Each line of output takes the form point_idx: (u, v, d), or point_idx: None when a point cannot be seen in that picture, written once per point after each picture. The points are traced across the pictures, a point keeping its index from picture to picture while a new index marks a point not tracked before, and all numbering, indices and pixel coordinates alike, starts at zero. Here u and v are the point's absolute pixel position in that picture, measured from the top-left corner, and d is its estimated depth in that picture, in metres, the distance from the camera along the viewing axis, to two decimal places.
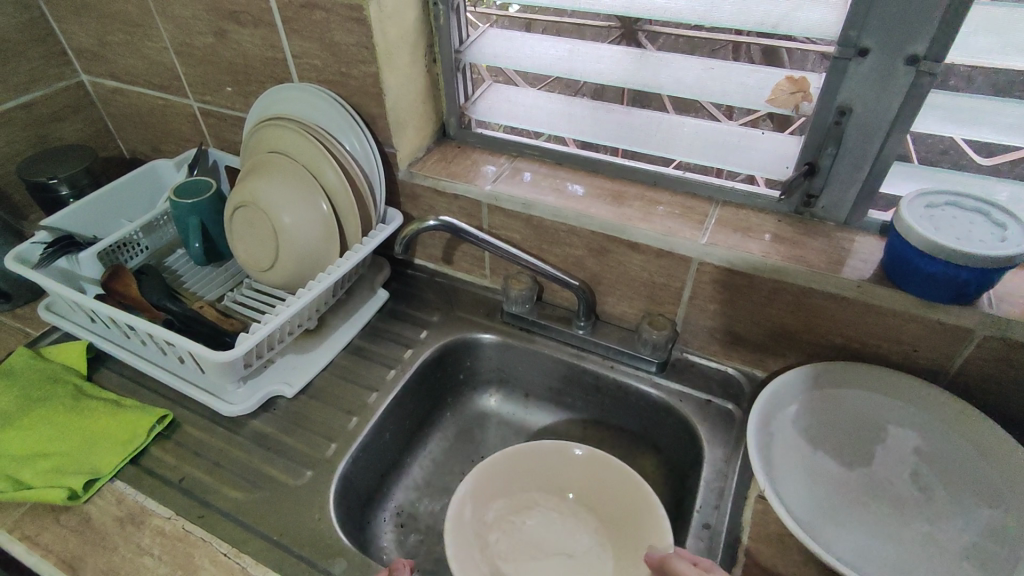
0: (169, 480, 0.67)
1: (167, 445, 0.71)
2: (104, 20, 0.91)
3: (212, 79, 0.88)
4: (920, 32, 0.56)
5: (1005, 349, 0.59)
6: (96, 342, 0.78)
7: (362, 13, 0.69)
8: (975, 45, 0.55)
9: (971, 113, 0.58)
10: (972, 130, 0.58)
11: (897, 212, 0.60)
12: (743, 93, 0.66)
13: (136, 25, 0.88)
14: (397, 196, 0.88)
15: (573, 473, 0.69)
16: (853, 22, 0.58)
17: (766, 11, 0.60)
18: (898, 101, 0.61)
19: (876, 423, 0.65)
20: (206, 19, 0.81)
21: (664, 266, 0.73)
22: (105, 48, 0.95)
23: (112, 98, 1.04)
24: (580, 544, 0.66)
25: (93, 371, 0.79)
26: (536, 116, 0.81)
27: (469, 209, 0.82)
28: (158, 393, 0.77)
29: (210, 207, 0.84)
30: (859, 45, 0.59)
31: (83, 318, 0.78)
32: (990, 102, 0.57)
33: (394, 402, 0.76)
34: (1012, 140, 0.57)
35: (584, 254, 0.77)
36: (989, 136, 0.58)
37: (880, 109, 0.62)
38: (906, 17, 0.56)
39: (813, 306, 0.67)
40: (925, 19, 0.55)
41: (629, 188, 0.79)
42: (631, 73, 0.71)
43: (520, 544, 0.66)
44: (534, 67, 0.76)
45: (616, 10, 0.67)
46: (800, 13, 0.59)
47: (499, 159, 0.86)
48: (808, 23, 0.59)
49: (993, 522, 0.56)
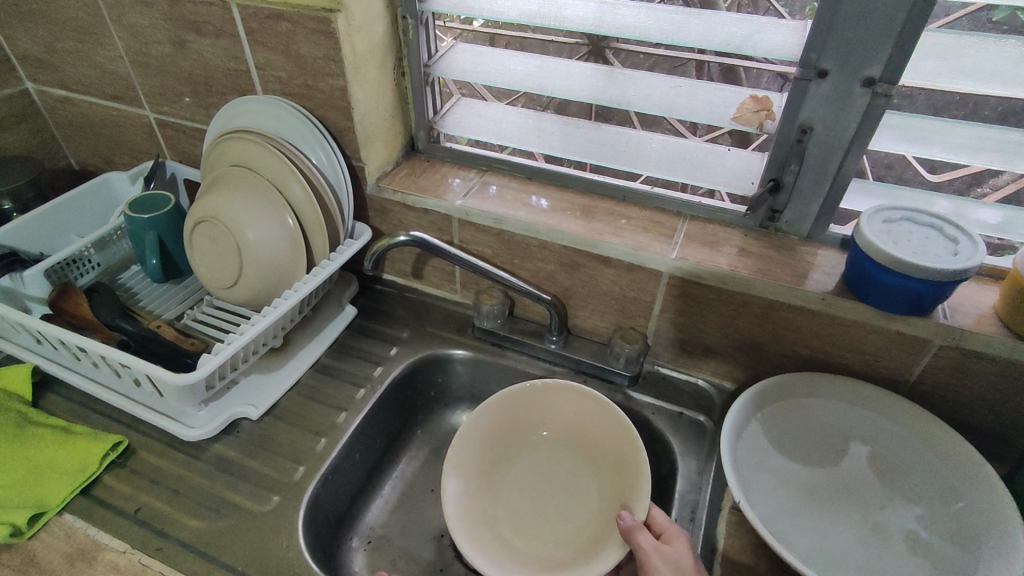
0: (124, 510, 0.63)
1: (120, 475, 0.67)
2: (53, 27, 0.87)
3: (169, 91, 0.85)
4: (875, 56, 0.59)
5: (961, 358, 0.62)
6: (42, 365, 0.73)
7: (330, 26, 0.68)
8: (924, 69, 0.58)
9: (923, 133, 0.61)
10: (923, 149, 0.61)
11: (858, 226, 0.62)
12: (708, 110, 0.68)
13: (88, 32, 0.84)
14: (366, 211, 0.86)
15: (530, 419, 0.73)
16: (811, 46, 0.60)
17: (731, 32, 0.62)
18: (856, 122, 0.63)
19: (840, 432, 0.67)
20: (165, 30, 0.78)
21: (635, 280, 0.73)
22: (53, 55, 0.91)
23: (60, 107, 0.99)
24: (576, 486, 0.70)
25: (39, 397, 0.74)
26: (505, 131, 0.81)
27: (440, 224, 0.82)
28: (111, 418, 0.73)
29: (168, 221, 0.81)
30: (819, 67, 0.61)
31: (29, 341, 0.74)
32: (939, 123, 0.60)
33: (364, 421, 0.75)
34: (958, 158, 0.60)
35: (556, 269, 0.78)
36: (939, 155, 0.61)
37: (839, 128, 0.64)
38: (862, 43, 0.58)
39: (781, 318, 0.68)
40: (881, 43, 0.58)
41: (598, 204, 0.80)
42: (600, 90, 0.72)
43: (518, 508, 0.69)
44: (503, 82, 0.77)
45: (586, 28, 0.68)
46: (762, 35, 0.62)
47: (469, 173, 0.86)
48: (769, 44, 0.62)
49: (951, 525, 0.58)
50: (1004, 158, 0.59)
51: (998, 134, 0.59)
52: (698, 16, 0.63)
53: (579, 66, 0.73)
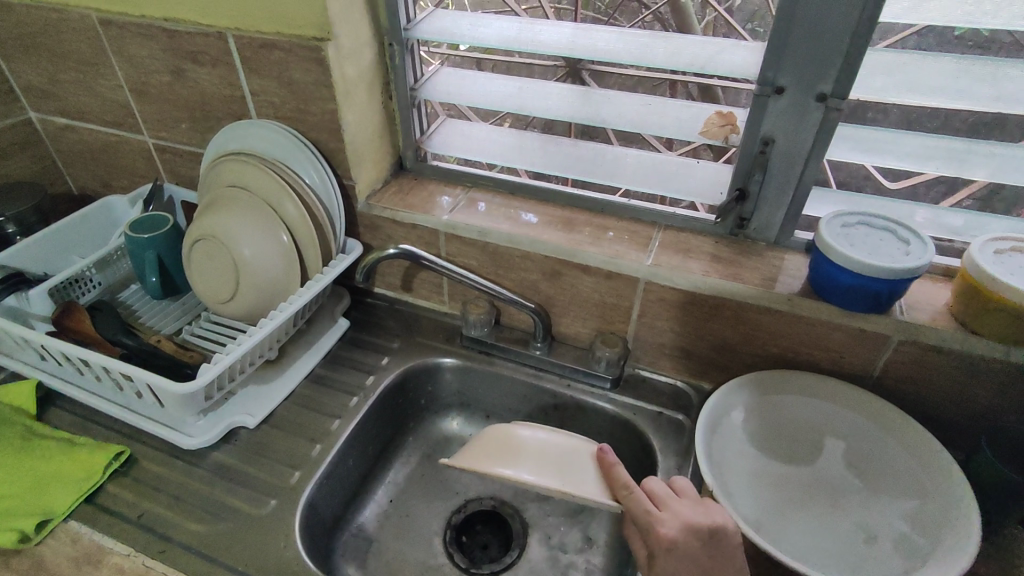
0: (127, 517, 0.66)
1: (123, 483, 0.69)
2: (56, 59, 0.91)
3: (166, 118, 0.90)
4: (826, 73, 0.63)
5: (918, 352, 0.66)
6: (43, 379, 0.76)
7: (320, 54, 0.73)
8: (873, 84, 0.62)
9: (874, 143, 0.65)
10: (877, 157, 0.66)
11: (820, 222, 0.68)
12: (678, 126, 0.71)
13: (90, 64, 0.89)
14: (357, 228, 0.90)
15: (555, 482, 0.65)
16: (770, 66, 0.65)
17: (695, 54, 0.67)
18: (813, 133, 0.68)
19: (813, 427, 0.70)
20: (164, 59, 0.82)
21: (613, 287, 0.77)
22: (56, 85, 0.95)
23: (62, 135, 1.03)
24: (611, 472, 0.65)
25: (43, 412, 0.77)
26: (488, 148, 0.85)
27: (428, 239, 0.85)
28: (112, 429, 0.75)
29: (167, 240, 0.84)
30: (776, 84, 0.66)
31: (27, 356, 0.77)
32: (890, 134, 0.65)
33: (357, 428, 0.78)
34: (910, 167, 0.64)
35: (538, 278, 0.81)
36: (891, 163, 0.65)
37: (797, 139, 0.69)
38: (816, 62, 0.63)
39: (753, 320, 0.72)
40: (830, 61, 0.63)
41: (579, 216, 0.84)
42: (577, 109, 0.76)
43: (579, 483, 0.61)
44: (484, 103, 0.80)
45: (561, 52, 0.72)
46: (724, 56, 0.66)
47: (455, 190, 0.90)
48: (730, 64, 0.66)
49: (917, 515, 0.62)
50: (952, 166, 0.63)
51: (944, 142, 0.63)
52: (665, 39, 0.68)
53: (557, 86, 0.77)
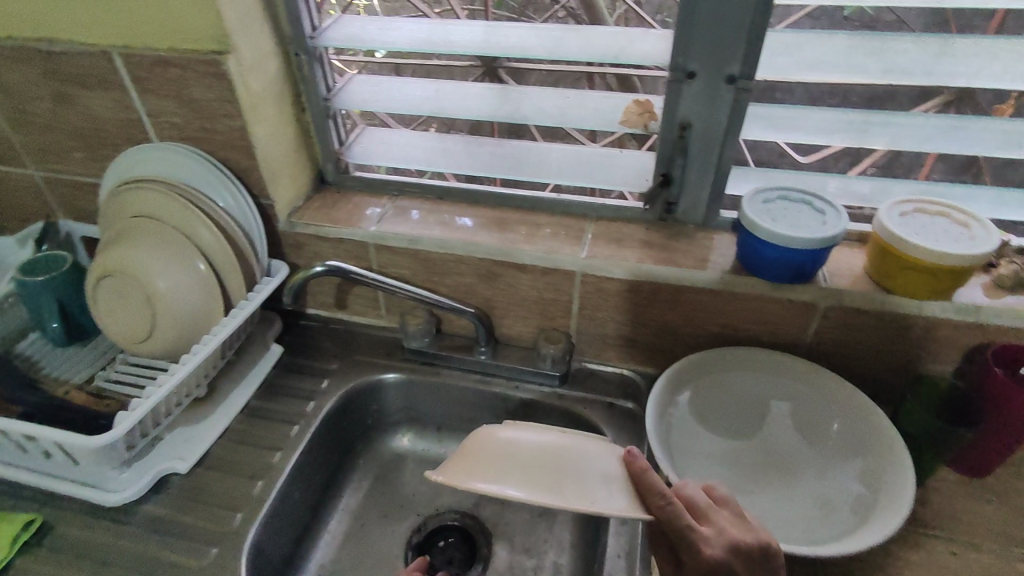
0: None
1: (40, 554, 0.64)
2: None
3: (55, 147, 0.82)
4: (733, 55, 0.65)
5: (842, 315, 0.69)
6: None
7: (221, 68, 0.69)
8: (776, 64, 0.65)
9: (782, 120, 0.68)
10: (787, 134, 0.68)
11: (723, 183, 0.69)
12: (598, 116, 0.72)
13: None
14: (281, 248, 0.86)
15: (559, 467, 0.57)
16: (678, 52, 0.66)
17: (606, 45, 0.67)
18: (727, 115, 0.69)
19: (759, 402, 0.72)
20: (46, 85, 0.75)
21: (552, 283, 0.77)
22: None
23: None
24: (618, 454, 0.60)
25: None
26: (413, 154, 0.83)
27: (356, 252, 0.82)
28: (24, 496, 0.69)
29: (65, 281, 0.78)
30: (687, 69, 0.67)
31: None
32: (795, 110, 0.68)
33: (301, 458, 0.74)
34: (818, 140, 0.67)
35: (476, 282, 0.80)
36: (800, 138, 0.68)
37: (713, 122, 0.70)
38: (722, 43, 0.65)
39: (689, 300, 0.73)
40: (735, 44, 0.64)
41: (511, 215, 0.83)
42: (496, 107, 0.75)
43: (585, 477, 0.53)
44: (400, 109, 0.78)
45: (473, 51, 0.71)
46: (634, 46, 0.67)
47: (382, 199, 0.87)
48: (641, 53, 0.67)
49: (857, 472, 0.64)
50: (855, 137, 0.66)
51: (841, 114, 0.66)
52: (576, 33, 0.69)
53: (478, 87, 0.76)
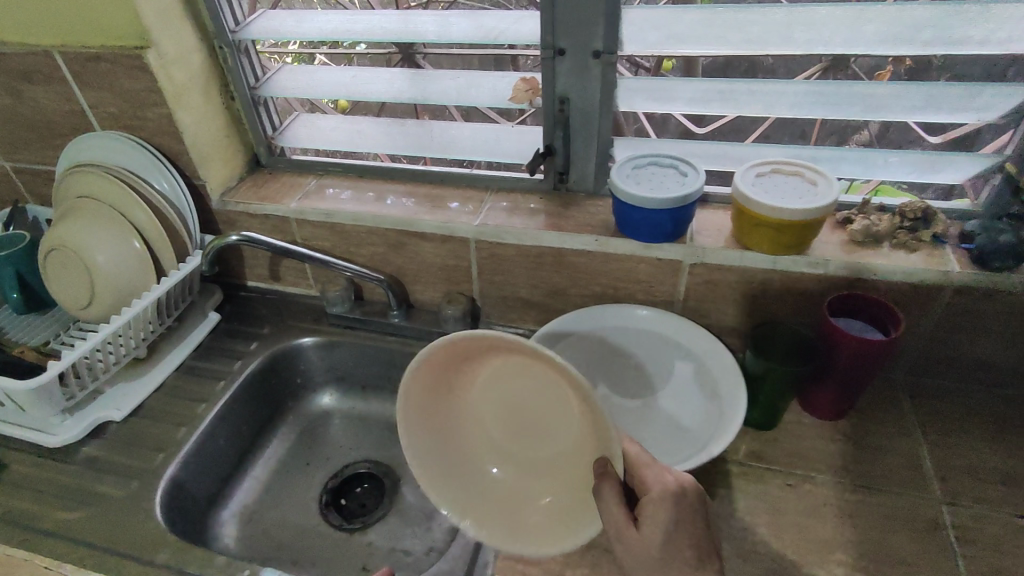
0: (172, 571, 0.60)
1: (158, 537, 0.63)
2: (22, 99, 0.84)
3: (154, 144, 0.83)
4: (829, 32, 0.66)
5: (976, 301, 0.65)
6: (60, 441, 0.72)
7: None
8: (875, 39, 0.65)
9: (881, 100, 0.68)
10: (887, 115, 0.68)
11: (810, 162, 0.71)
12: (692, 102, 0.75)
13: (62, 99, 0.82)
14: (365, 244, 0.84)
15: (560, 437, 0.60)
16: (780, 32, 0.67)
17: (696, 30, 0.69)
18: (824, 97, 0.70)
19: None
20: (153, 79, 0.76)
21: (654, 273, 0.73)
22: (21, 129, 0.87)
23: (31, 185, 0.94)
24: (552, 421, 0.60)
25: (60, 480, 0.70)
26: (502, 148, 0.82)
27: (454, 249, 0.79)
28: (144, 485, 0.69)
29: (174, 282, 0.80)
30: (790, 44, 0.67)
31: (21, 414, 0.72)
32: (895, 89, 0.67)
33: None
34: (918, 116, 0.67)
35: (569, 274, 0.77)
36: (899, 118, 0.68)
37: (811, 105, 0.71)
38: (820, 23, 0.66)
39: (800, 289, 0.70)
40: (831, 22, 0.66)
41: (605, 204, 0.80)
42: (589, 97, 0.73)
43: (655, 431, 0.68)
44: (490, 103, 0.78)
45: (557, 43, 0.70)
46: (730, 27, 0.68)
47: (466, 192, 0.85)
48: (734, 36, 0.68)
49: None
50: (954, 110, 0.66)
51: (942, 89, 0.66)
52: (667, 17, 0.69)
53: (600, 67, 0.70)
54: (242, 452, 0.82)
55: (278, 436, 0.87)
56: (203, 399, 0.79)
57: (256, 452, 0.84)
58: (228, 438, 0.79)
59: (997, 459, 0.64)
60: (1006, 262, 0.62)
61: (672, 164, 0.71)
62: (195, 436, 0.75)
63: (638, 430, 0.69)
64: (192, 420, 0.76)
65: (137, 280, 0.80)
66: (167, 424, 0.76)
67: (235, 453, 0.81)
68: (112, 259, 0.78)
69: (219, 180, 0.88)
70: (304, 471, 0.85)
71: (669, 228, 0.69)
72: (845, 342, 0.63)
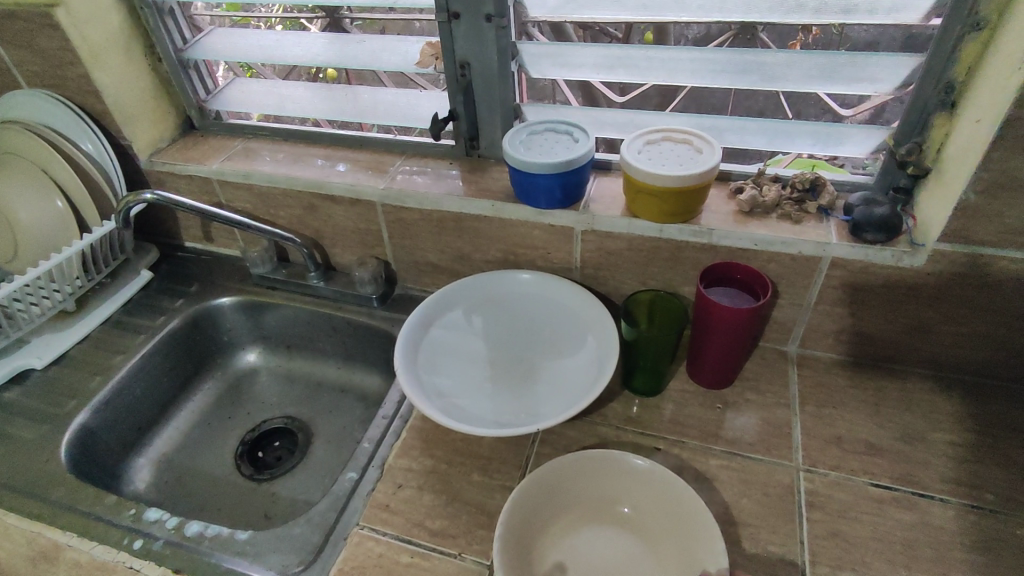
0: (65, 506, 0.64)
1: (56, 476, 0.67)
2: None
3: (78, 103, 0.85)
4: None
5: (852, 272, 0.65)
6: None
7: None
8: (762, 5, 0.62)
9: (774, 69, 0.65)
10: (781, 84, 0.66)
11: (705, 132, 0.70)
12: (594, 71, 0.72)
13: None
14: (283, 206, 0.86)
15: (613, 487, 0.60)
16: None
17: None
18: (720, 67, 0.67)
19: None
20: (67, 38, 0.78)
21: (550, 239, 0.74)
22: None
23: None
24: (630, 570, 0.56)
25: None
26: (413, 112, 0.81)
27: (363, 212, 0.81)
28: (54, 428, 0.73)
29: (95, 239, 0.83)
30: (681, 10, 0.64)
31: None
32: (787, 57, 0.64)
33: None
34: (812, 87, 0.65)
35: (472, 238, 0.78)
36: (793, 88, 0.65)
37: (706, 75, 0.68)
38: None
39: (689, 258, 0.70)
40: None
41: None
42: (492, 63, 0.74)
43: (540, 392, 0.68)
44: (395, 66, 0.77)
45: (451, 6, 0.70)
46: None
47: (383, 156, 0.86)
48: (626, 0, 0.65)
49: None
50: (846, 80, 0.63)
51: (835, 58, 0.62)
52: None
53: (493, 30, 0.71)
54: (162, 403, 0.86)
55: (202, 390, 0.91)
56: (122, 351, 0.82)
57: (178, 403, 0.88)
58: (146, 389, 0.83)
59: (867, 430, 0.65)
60: (878, 234, 0.62)
61: (567, 131, 0.72)
62: (108, 385, 0.78)
63: (522, 388, 0.69)
64: (108, 370, 0.80)
65: (60, 236, 0.84)
66: (84, 372, 0.80)
67: (154, 403, 0.84)
68: (34, 216, 0.82)
69: (148, 141, 0.90)
70: (224, 424, 0.88)
71: (559, 193, 0.70)
72: (714, 319, 0.64)
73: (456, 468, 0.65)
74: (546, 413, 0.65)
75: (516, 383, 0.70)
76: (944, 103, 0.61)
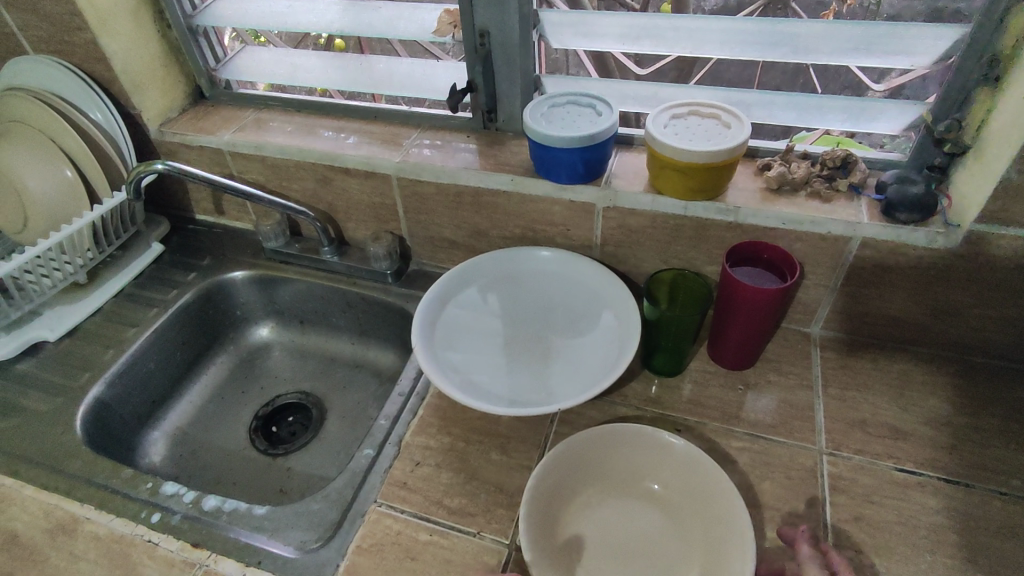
0: (82, 479, 0.64)
1: (73, 449, 0.67)
2: None
3: (86, 70, 0.83)
4: None
5: (882, 253, 0.63)
6: None
7: None
8: None
9: (810, 40, 0.62)
10: (819, 56, 0.63)
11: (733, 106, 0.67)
12: (620, 41, 0.69)
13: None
14: (296, 179, 0.84)
15: (639, 461, 0.59)
16: None
17: None
18: (753, 39, 0.64)
19: None
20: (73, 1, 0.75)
21: (570, 215, 0.73)
22: None
23: None
24: (654, 546, 0.56)
25: None
26: (429, 83, 0.79)
27: (378, 185, 0.80)
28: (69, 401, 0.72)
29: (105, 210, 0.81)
30: None
31: None
32: (825, 28, 0.61)
33: None
34: (850, 59, 0.62)
35: (490, 215, 0.77)
36: (829, 61, 0.62)
37: (739, 46, 0.65)
38: None
39: (714, 237, 0.68)
40: None
41: None
42: (511, 31, 0.71)
43: (559, 371, 0.67)
44: (411, 35, 0.75)
45: None
46: None
47: (397, 128, 0.84)
48: None
49: None
50: (886, 52, 0.61)
51: (876, 29, 0.60)
52: None
53: None
54: (176, 377, 0.85)
55: (215, 364, 0.90)
56: (135, 324, 0.82)
57: (192, 377, 0.87)
58: (160, 363, 0.83)
59: (892, 414, 0.64)
60: (912, 214, 0.60)
61: (590, 104, 0.70)
62: (122, 358, 0.78)
63: (540, 367, 0.68)
64: (121, 343, 0.79)
65: (69, 206, 0.82)
66: (97, 345, 0.79)
67: (168, 377, 0.84)
68: (43, 184, 0.81)
69: (157, 110, 0.88)
70: (238, 398, 0.88)
71: (581, 168, 0.68)
72: (739, 300, 0.63)
73: (474, 446, 0.65)
74: (564, 394, 0.64)
75: (535, 363, 0.69)
76: (987, 78, 0.58)
